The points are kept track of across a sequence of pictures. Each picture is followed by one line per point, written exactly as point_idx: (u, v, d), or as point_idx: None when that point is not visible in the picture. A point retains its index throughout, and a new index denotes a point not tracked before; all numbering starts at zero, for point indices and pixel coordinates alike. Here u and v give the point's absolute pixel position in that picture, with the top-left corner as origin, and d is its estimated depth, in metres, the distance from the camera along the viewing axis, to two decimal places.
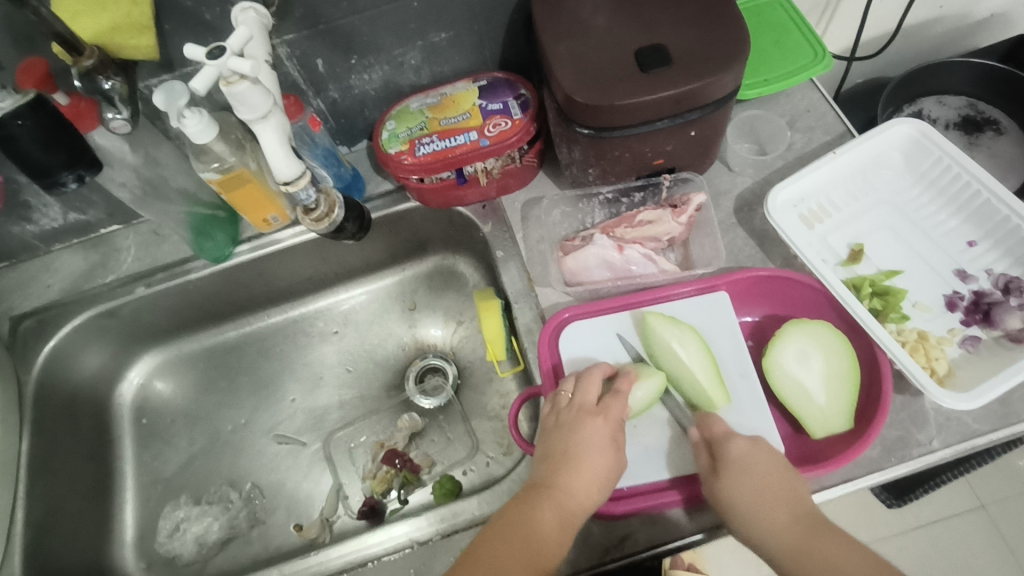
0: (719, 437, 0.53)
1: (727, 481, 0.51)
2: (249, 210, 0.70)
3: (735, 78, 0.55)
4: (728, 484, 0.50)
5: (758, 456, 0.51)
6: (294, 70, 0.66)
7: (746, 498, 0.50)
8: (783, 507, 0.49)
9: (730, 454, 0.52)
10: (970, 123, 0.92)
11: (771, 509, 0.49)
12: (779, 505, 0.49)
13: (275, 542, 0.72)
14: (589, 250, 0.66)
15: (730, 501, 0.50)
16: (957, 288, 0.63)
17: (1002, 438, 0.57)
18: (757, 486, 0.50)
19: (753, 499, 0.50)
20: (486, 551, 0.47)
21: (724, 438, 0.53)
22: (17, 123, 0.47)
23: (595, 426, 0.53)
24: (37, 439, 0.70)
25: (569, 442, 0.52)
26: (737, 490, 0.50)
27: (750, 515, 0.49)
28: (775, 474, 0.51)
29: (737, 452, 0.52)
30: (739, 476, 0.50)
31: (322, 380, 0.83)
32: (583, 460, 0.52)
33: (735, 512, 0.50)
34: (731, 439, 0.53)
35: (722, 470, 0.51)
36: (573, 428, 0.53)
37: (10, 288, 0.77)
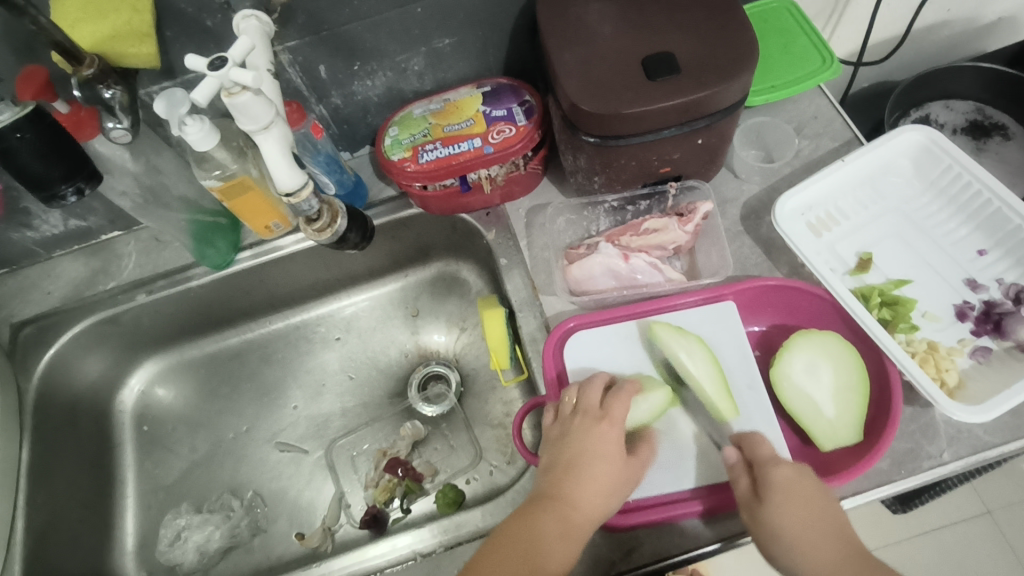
0: (762, 460, 0.52)
1: (773, 508, 0.49)
2: (251, 217, 0.69)
3: (743, 87, 0.55)
4: (775, 512, 0.48)
5: (803, 484, 0.50)
6: (296, 77, 0.66)
7: (793, 527, 0.48)
8: (831, 539, 0.47)
9: (776, 481, 0.50)
10: (978, 127, 0.91)
11: (820, 541, 0.47)
12: (827, 538, 0.47)
13: (277, 551, 0.72)
14: (594, 258, 0.65)
15: (777, 531, 0.48)
16: (967, 297, 0.62)
17: (1014, 451, 0.56)
18: (804, 516, 0.48)
19: (800, 528, 0.48)
20: (500, 562, 0.46)
21: (768, 462, 0.51)
22: (16, 136, 0.47)
23: (601, 431, 0.53)
24: (38, 448, 0.69)
25: (574, 449, 0.52)
26: (781, 518, 0.48)
27: (798, 546, 0.47)
28: (821, 504, 0.49)
29: (781, 479, 0.50)
30: (787, 504, 0.48)
31: (324, 387, 0.82)
32: (589, 467, 0.51)
33: (781, 542, 0.48)
34: (775, 464, 0.51)
35: (767, 497, 0.49)
36: (578, 435, 0.53)
37: (10, 295, 0.77)
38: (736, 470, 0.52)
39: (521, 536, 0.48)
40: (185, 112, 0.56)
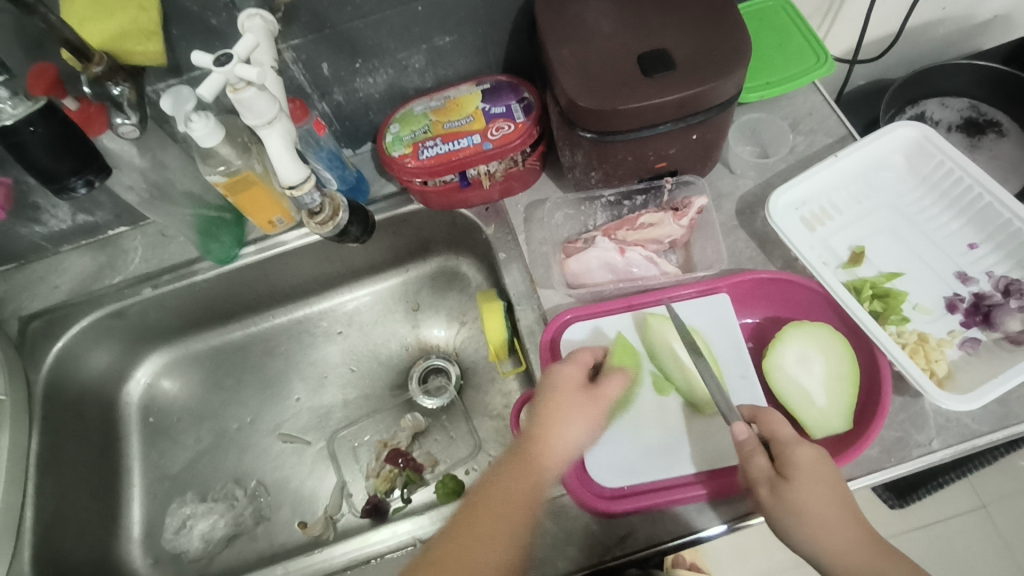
0: (783, 440, 0.50)
1: (799, 489, 0.48)
2: (255, 212, 0.71)
3: (738, 83, 0.56)
4: (802, 493, 0.47)
5: (824, 465, 0.49)
6: (299, 74, 0.67)
7: (819, 509, 0.47)
8: (851, 521, 0.48)
9: (800, 462, 0.49)
10: (972, 124, 0.92)
11: (840, 524, 0.47)
12: (846, 519, 0.48)
13: (280, 539, 0.73)
14: (591, 252, 0.67)
15: (803, 512, 0.47)
16: (958, 290, 0.63)
17: (1001, 439, 0.57)
18: (829, 498, 0.48)
19: (824, 510, 0.47)
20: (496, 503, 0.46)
21: (789, 442, 0.50)
22: (28, 130, 0.48)
23: (586, 405, 0.52)
24: (47, 438, 0.71)
25: (559, 418, 0.51)
26: (806, 500, 0.47)
27: (821, 527, 0.47)
28: (840, 486, 0.49)
29: (804, 460, 0.49)
30: (810, 486, 0.48)
31: (326, 380, 0.84)
32: (572, 438, 0.50)
33: (805, 523, 0.47)
34: (798, 445, 0.49)
35: (793, 478, 0.48)
36: (564, 405, 0.52)
37: (18, 288, 0.78)
38: (753, 449, 0.50)
39: (504, 505, 0.46)
40: (191, 108, 0.58)
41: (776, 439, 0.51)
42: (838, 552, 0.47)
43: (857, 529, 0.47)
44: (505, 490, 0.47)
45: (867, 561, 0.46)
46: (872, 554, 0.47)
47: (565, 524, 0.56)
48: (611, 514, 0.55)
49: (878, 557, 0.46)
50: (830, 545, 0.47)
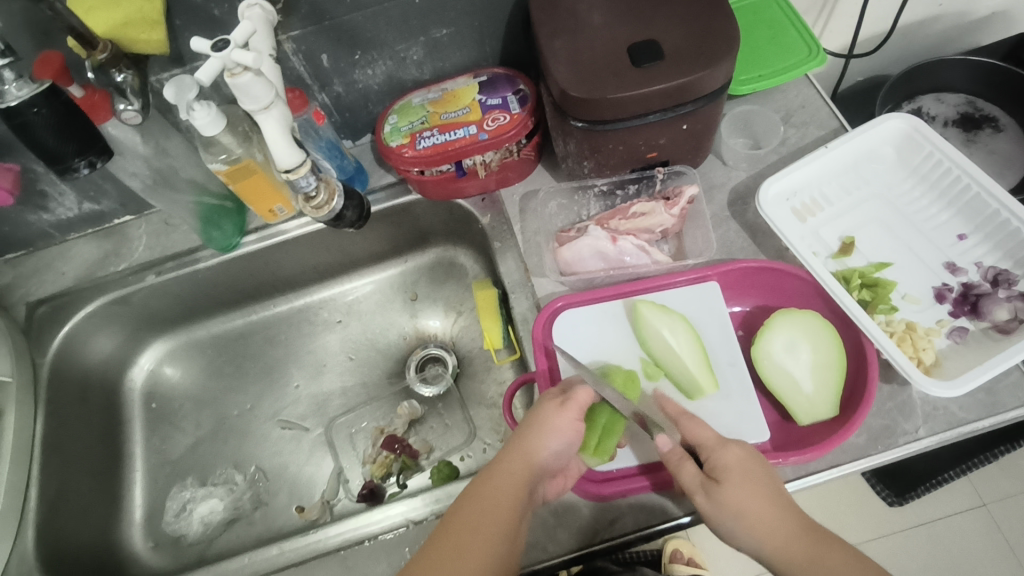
0: (710, 444, 0.52)
1: (732, 491, 0.49)
2: (256, 201, 0.72)
3: (726, 73, 0.57)
4: (735, 494, 0.49)
5: (752, 464, 0.50)
6: (299, 65, 0.68)
7: (754, 508, 0.48)
8: (788, 515, 0.48)
9: (728, 464, 0.50)
10: (969, 120, 0.92)
11: (778, 519, 0.48)
12: (783, 513, 0.48)
13: (277, 523, 0.74)
14: (583, 240, 0.68)
15: (738, 513, 0.48)
16: (946, 280, 0.64)
17: (988, 427, 0.58)
18: (760, 496, 0.49)
19: (759, 509, 0.48)
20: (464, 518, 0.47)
21: (714, 445, 0.51)
22: (33, 111, 0.50)
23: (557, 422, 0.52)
24: (51, 420, 0.72)
25: (532, 440, 0.51)
26: (737, 498, 0.48)
27: (763, 525, 0.48)
28: (771, 482, 0.50)
29: (731, 460, 0.50)
30: (739, 484, 0.49)
31: (325, 367, 0.85)
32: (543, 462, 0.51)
33: (743, 523, 0.48)
34: (724, 447, 0.51)
35: (723, 480, 0.49)
36: (536, 425, 0.52)
37: (27, 274, 0.80)
38: (679, 458, 0.52)
39: (479, 527, 0.46)
40: (193, 97, 0.59)
41: (703, 445, 0.52)
42: (778, 547, 0.48)
43: (794, 522, 0.48)
44: (479, 515, 0.47)
45: (807, 554, 0.47)
46: (810, 545, 0.47)
47: (554, 506, 0.57)
48: (602, 496, 0.56)
49: (818, 547, 0.47)
50: (770, 541, 0.48)
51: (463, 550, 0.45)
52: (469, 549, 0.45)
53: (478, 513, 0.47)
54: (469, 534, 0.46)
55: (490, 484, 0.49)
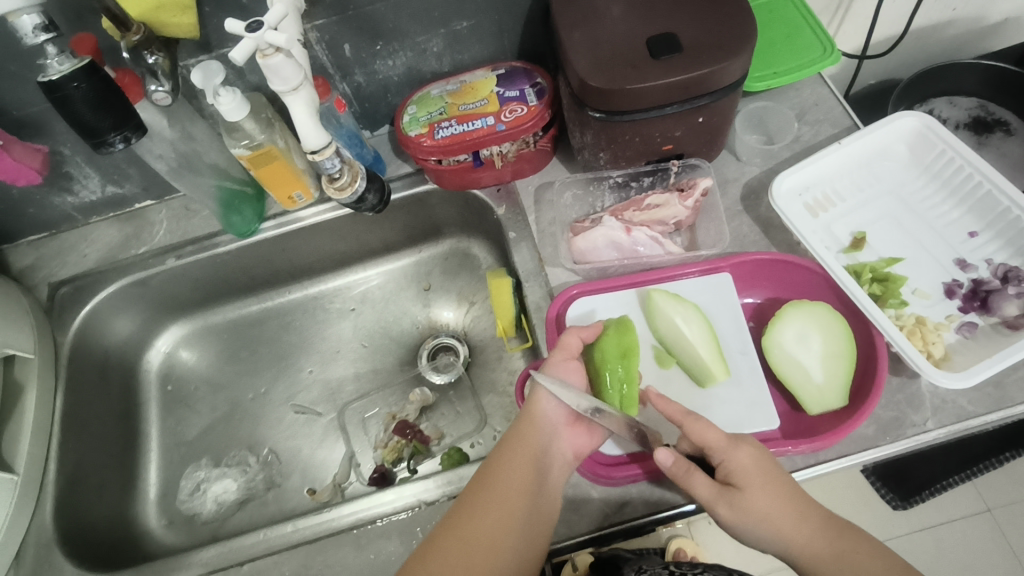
0: (720, 449, 0.52)
1: (751, 495, 0.50)
2: (276, 187, 0.73)
3: (743, 66, 0.58)
4: (756, 499, 0.50)
5: (765, 463, 0.51)
6: (322, 54, 0.70)
7: (777, 510, 0.49)
8: (809, 512, 0.50)
9: (742, 466, 0.51)
10: (981, 123, 0.93)
11: (799, 517, 0.49)
12: (804, 510, 0.50)
13: (289, 504, 0.76)
14: (597, 230, 0.69)
15: (761, 518, 0.49)
16: (957, 276, 0.64)
17: (996, 421, 0.58)
18: (779, 496, 0.50)
19: (782, 511, 0.49)
20: (489, 482, 0.51)
21: (725, 448, 0.52)
22: (73, 85, 0.51)
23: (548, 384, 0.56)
24: (71, 397, 0.74)
25: (531, 406, 0.55)
26: (759, 500, 0.50)
27: (788, 526, 0.49)
28: (786, 477, 0.51)
29: (745, 461, 0.51)
30: (758, 485, 0.50)
31: (339, 354, 0.86)
32: (545, 426, 0.55)
33: (768, 525, 0.49)
34: (734, 449, 0.52)
35: (741, 485, 0.50)
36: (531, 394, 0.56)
37: (50, 255, 0.82)
38: (689, 469, 0.51)
39: (498, 497, 0.50)
40: (219, 83, 0.61)
41: (712, 448, 0.52)
42: (804, 546, 0.49)
43: (814, 516, 0.50)
44: (498, 478, 0.51)
45: (832, 547, 0.48)
46: (836, 540, 0.49)
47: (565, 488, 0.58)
48: (612, 480, 0.58)
49: (842, 542, 0.49)
50: (796, 542, 0.49)
51: (484, 518, 0.49)
52: (489, 506, 0.50)
53: (492, 485, 0.51)
54: (488, 502, 0.50)
55: (506, 450, 0.53)
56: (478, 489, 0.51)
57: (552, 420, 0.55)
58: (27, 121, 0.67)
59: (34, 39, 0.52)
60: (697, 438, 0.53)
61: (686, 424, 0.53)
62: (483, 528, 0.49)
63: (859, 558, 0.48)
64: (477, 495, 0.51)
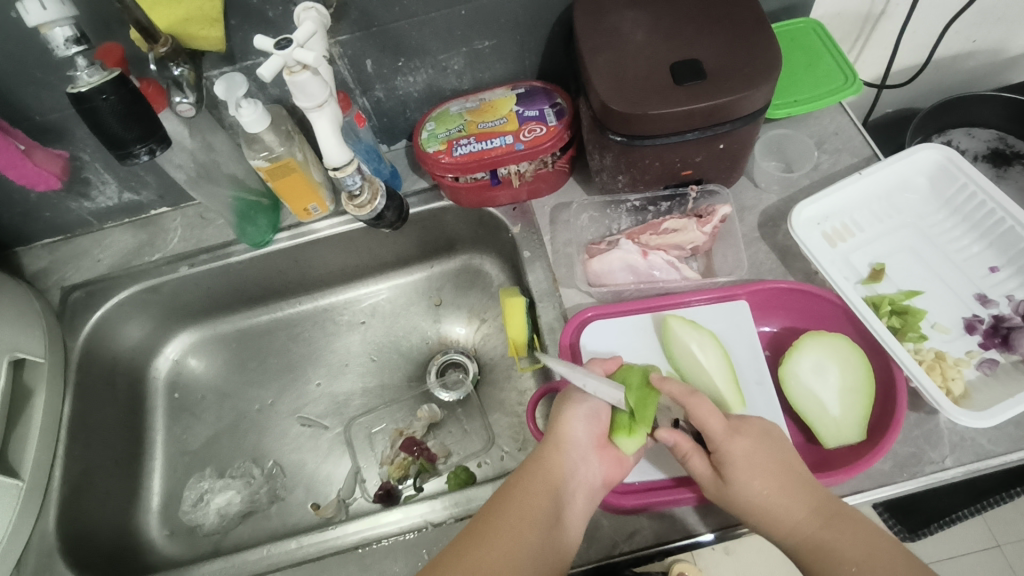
0: (715, 440, 0.52)
1: (738, 488, 0.50)
2: (292, 199, 0.73)
3: (766, 95, 0.58)
4: (741, 491, 0.50)
5: (757, 453, 0.51)
6: (344, 69, 0.70)
7: (764, 497, 0.50)
8: (796, 500, 0.50)
9: (732, 458, 0.51)
10: (999, 155, 0.92)
11: (788, 508, 0.49)
12: (793, 502, 0.50)
13: (293, 519, 0.75)
14: (613, 254, 0.69)
15: (747, 505, 0.50)
16: (977, 311, 0.64)
17: (1017, 460, 0.57)
18: (767, 487, 0.50)
19: (769, 500, 0.50)
20: (505, 508, 0.51)
21: (720, 438, 0.51)
22: (101, 98, 0.52)
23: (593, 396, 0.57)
24: (79, 402, 0.73)
25: (558, 427, 0.55)
26: (745, 493, 0.50)
27: (775, 511, 0.49)
28: (778, 461, 0.51)
29: (736, 454, 0.51)
30: (745, 478, 0.50)
31: (347, 367, 0.86)
32: (571, 450, 0.54)
33: (755, 516, 0.50)
34: (731, 440, 0.51)
35: (730, 476, 0.50)
36: (557, 416, 0.56)
37: (63, 260, 0.82)
38: (688, 452, 0.53)
39: (510, 520, 0.50)
40: (241, 95, 0.61)
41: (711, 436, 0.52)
42: (791, 536, 0.49)
43: (805, 507, 0.49)
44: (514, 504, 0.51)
45: (817, 538, 0.48)
46: (821, 529, 0.48)
47: None
48: (621, 508, 0.56)
49: (830, 536, 0.48)
50: (780, 532, 0.49)
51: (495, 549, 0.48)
52: (500, 531, 0.49)
53: (508, 511, 0.50)
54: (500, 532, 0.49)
55: (526, 474, 0.53)
56: (494, 512, 0.51)
57: (579, 443, 0.55)
58: (49, 126, 0.68)
59: (65, 50, 0.52)
60: (699, 422, 0.52)
61: (687, 403, 0.53)
62: (491, 550, 0.48)
63: (840, 548, 0.47)
64: (491, 518, 0.50)
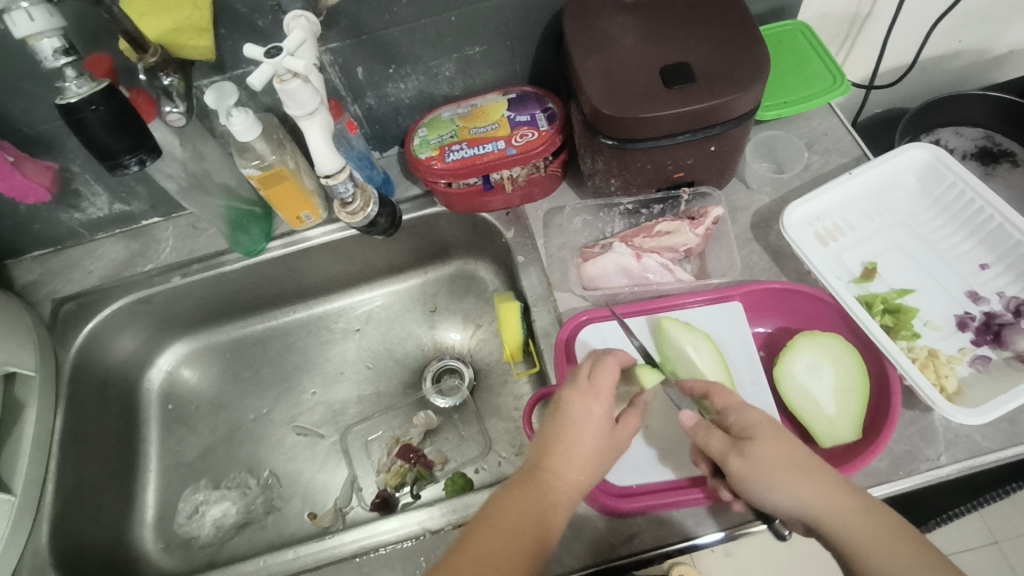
0: (734, 407, 0.53)
1: (763, 447, 0.49)
2: (284, 207, 0.73)
3: (755, 97, 0.58)
4: (767, 449, 0.49)
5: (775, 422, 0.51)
6: (335, 77, 0.70)
7: (789, 473, 0.48)
8: (824, 472, 0.48)
9: (754, 423, 0.51)
10: (987, 154, 0.93)
11: (819, 477, 0.48)
12: (821, 472, 0.48)
13: (289, 529, 0.74)
14: (607, 257, 0.69)
15: (769, 473, 0.48)
16: (968, 308, 0.64)
17: (1011, 456, 0.57)
18: (791, 451, 0.49)
19: (798, 464, 0.48)
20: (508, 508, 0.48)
21: (738, 407, 0.53)
22: (90, 108, 0.51)
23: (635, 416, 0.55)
24: (70, 415, 0.72)
25: (583, 431, 0.51)
26: (772, 451, 0.49)
27: (799, 490, 0.47)
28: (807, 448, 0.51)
29: (754, 418, 0.51)
30: (770, 436, 0.50)
31: (342, 375, 0.85)
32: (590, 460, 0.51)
33: (784, 478, 0.48)
34: (746, 408, 0.53)
35: (753, 435, 0.50)
36: (586, 416, 0.52)
37: (54, 272, 0.82)
38: (704, 429, 0.52)
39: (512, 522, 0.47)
40: (232, 104, 0.61)
41: (726, 411, 0.53)
42: (830, 506, 0.46)
43: (836, 480, 0.48)
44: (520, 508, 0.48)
45: (856, 506, 0.46)
46: (858, 502, 0.47)
47: (570, 520, 0.58)
48: (618, 512, 0.56)
49: (866, 505, 0.47)
50: (816, 501, 0.47)
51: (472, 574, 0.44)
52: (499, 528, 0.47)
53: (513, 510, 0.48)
54: (481, 553, 0.45)
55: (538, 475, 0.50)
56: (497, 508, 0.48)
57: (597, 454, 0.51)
58: (38, 137, 0.67)
59: (53, 62, 0.51)
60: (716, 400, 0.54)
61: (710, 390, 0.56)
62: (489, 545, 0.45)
63: (882, 518, 0.46)
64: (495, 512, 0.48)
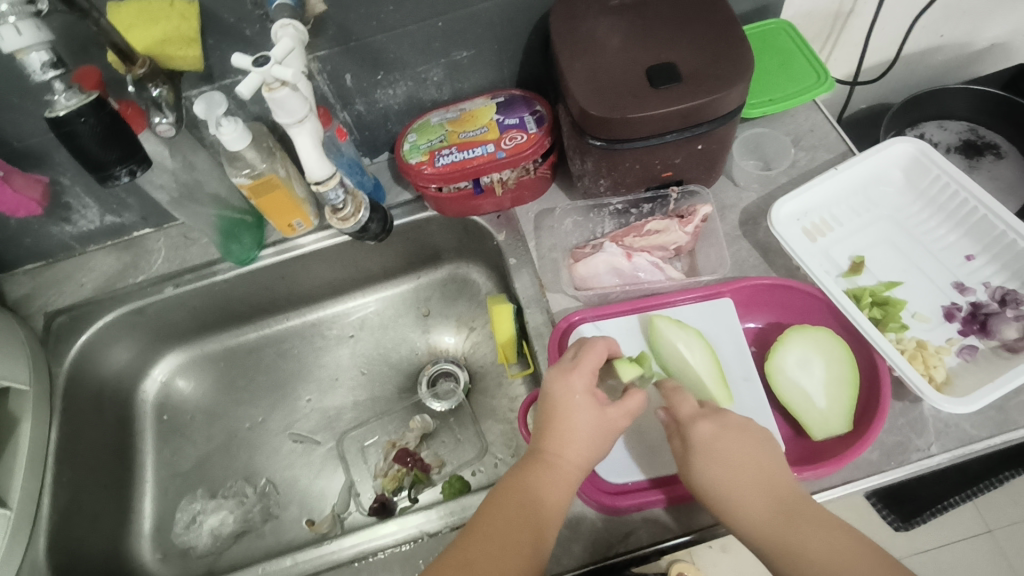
0: (684, 418, 0.54)
1: (699, 472, 0.51)
2: (276, 216, 0.73)
3: (740, 95, 0.59)
4: (700, 475, 0.51)
5: (722, 438, 0.51)
6: (324, 84, 0.71)
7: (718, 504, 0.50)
8: (760, 495, 0.49)
9: (696, 443, 0.52)
10: (971, 147, 0.94)
11: (751, 501, 0.49)
12: (757, 495, 0.49)
13: (287, 536, 0.74)
14: (598, 257, 0.70)
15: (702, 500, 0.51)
16: (955, 299, 0.65)
17: (1000, 444, 0.58)
18: (726, 476, 0.50)
19: (728, 490, 0.50)
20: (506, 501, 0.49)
21: (688, 422, 0.53)
22: (80, 121, 0.51)
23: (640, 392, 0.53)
24: (65, 428, 0.72)
25: (573, 415, 0.51)
26: (705, 477, 0.51)
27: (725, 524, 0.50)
28: (748, 466, 0.50)
29: (699, 436, 0.52)
30: (705, 461, 0.51)
31: (337, 381, 0.86)
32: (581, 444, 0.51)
33: (715, 504, 0.50)
34: (695, 422, 0.53)
35: (692, 458, 0.52)
36: (576, 399, 0.52)
37: (45, 286, 0.82)
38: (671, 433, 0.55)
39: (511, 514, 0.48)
40: (221, 113, 0.61)
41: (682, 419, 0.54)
42: (756, 533, 0.48)
43: (773, 501, 0.49)
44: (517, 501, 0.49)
45: (780, 534, 0.47)
46: (784, 527, 0.48)
47: (567, 518, 0.58)
48: (615, 509, 0.57)
49: (794, 532, 0.47)
50: (747, 527, 0.49)
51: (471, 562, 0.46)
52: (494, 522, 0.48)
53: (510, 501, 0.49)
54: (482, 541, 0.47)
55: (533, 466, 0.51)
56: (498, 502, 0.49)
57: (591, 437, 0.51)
58: (28, 151, 0.67)
59: (42, 75, 0.52)
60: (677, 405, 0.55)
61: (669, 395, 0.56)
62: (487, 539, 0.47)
63: (807, 544, 0.46)
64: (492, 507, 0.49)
